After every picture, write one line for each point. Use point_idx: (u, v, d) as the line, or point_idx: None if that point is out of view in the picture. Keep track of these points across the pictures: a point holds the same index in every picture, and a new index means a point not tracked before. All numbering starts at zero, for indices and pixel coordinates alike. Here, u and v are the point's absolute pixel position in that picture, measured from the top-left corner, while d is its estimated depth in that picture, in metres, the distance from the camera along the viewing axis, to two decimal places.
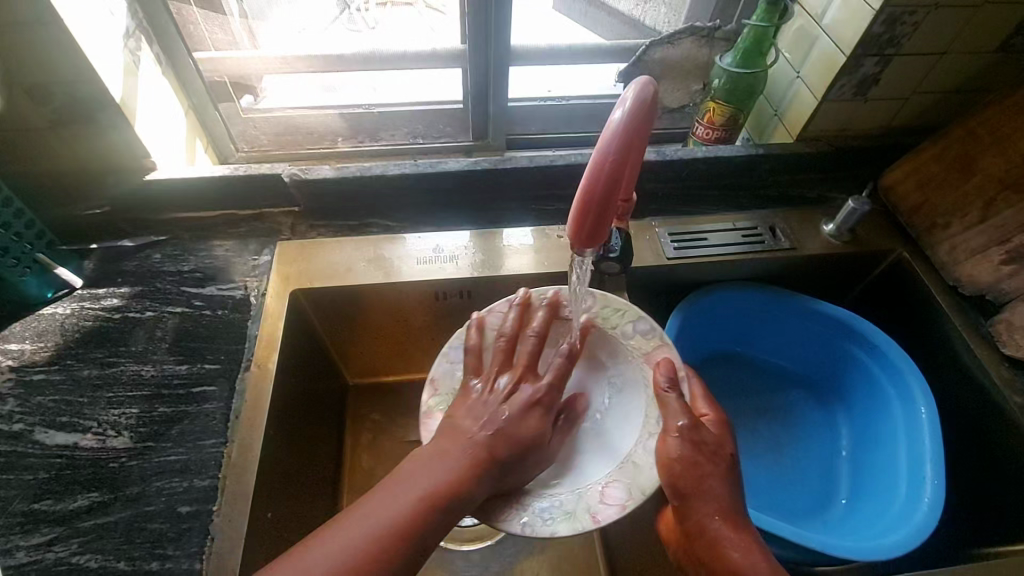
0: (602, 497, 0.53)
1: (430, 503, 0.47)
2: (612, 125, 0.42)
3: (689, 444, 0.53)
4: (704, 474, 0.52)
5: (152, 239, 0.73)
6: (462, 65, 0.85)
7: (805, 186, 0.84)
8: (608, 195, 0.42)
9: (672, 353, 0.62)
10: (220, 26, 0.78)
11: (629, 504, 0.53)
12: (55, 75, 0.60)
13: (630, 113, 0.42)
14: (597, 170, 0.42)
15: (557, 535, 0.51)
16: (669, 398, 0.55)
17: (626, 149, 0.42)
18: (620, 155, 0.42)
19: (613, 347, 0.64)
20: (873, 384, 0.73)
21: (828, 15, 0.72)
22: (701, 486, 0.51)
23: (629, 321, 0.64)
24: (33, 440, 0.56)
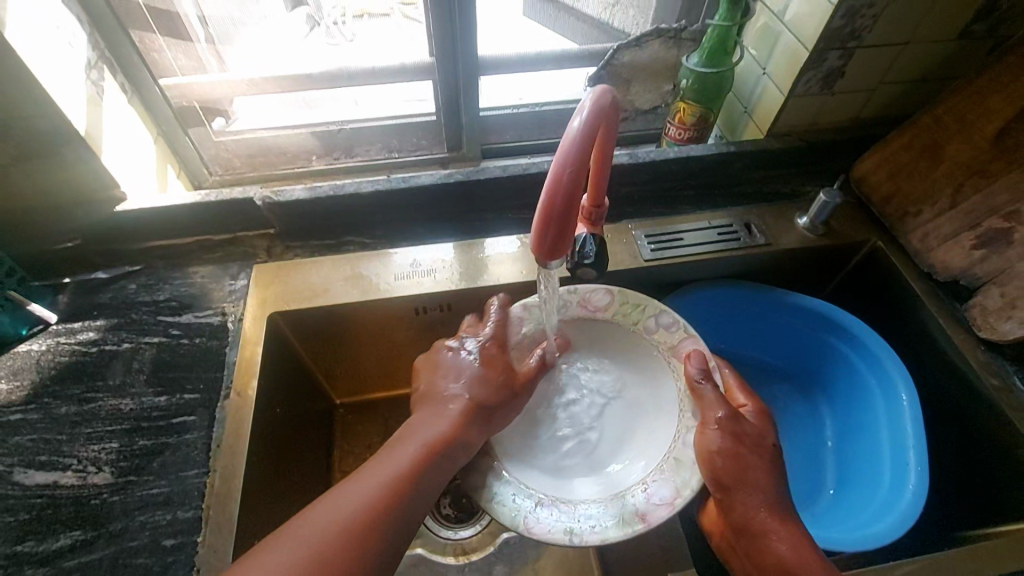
0: (648, 498, 0.55)
1: (430, 449, 0.52)
2: (570, 134, 0.42)
3: (729, 436, 0.55)
4: (746, 465, 0.54)
5: (126, 269, 0.73)
6: (431, 79, 0.85)
7: (778, 180, 0.85)
8: (568, 204, 0.42)
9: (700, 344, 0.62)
10: (185, 52, 0.78)
11: (678, 503, 0.54)
12: (16, 112, 0.59)
13: (588, 121, 0.42)
14: (557, 180, 0.42)
15: (608, 541, 0.52)
16: (702, 389, 0.58)
17: (585, 157, 0.42)
18: (578, 166, 0.42)
19: (631, 340, 0.66)
20: (855, 374, 0.74)
21: (789, 10, 0.73)
22: (744, 477, 0.54)
23: (652, 314, 0.65)
24: (12, 481, 0.56)
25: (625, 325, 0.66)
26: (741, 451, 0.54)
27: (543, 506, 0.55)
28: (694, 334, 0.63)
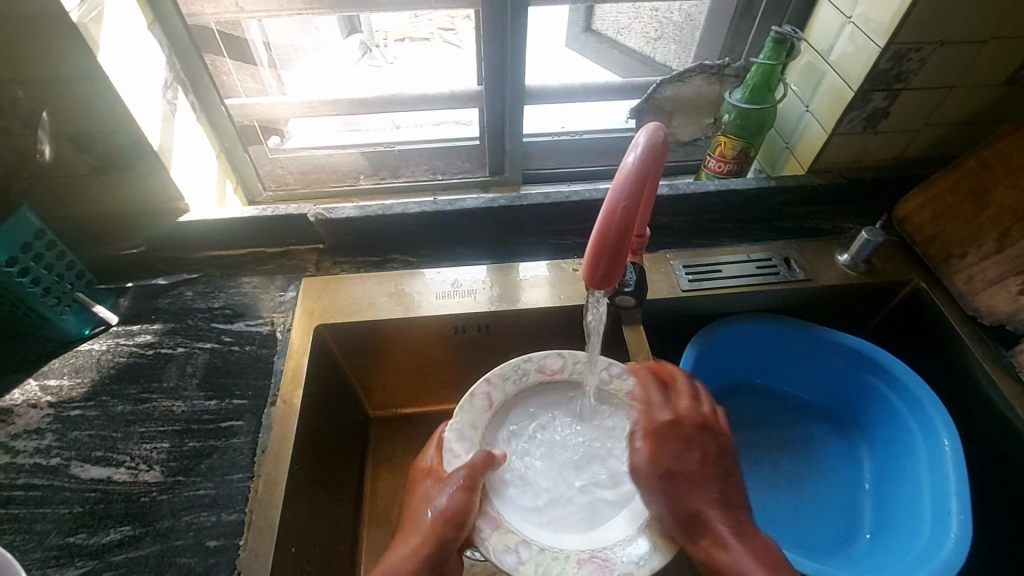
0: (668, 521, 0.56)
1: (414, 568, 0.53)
2: (624, 171, 0.44)
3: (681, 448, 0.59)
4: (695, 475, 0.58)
5: (184, 276, 0.76)
6: (479, 106, 0.88)
7: (818, 217, 0.85)
8: (621, 237, 0.44)
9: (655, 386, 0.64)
10: (252, 75, 0.83)
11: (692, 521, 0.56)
12: (99, 127, 0.64)
13: (642, 159, 0.44)
14: (610, 214, 0.43)
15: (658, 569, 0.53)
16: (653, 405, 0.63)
17: (639, 193, 0.44)
18: (632, 199, 0.43)
19: (582, 391, 0.68)
20: (895, 417, 0.73)
21: (834, 51, 0.74)
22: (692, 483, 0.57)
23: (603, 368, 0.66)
24: (69, 474, 0.59)
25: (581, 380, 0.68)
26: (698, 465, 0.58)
27: (580, 559, 0.55)
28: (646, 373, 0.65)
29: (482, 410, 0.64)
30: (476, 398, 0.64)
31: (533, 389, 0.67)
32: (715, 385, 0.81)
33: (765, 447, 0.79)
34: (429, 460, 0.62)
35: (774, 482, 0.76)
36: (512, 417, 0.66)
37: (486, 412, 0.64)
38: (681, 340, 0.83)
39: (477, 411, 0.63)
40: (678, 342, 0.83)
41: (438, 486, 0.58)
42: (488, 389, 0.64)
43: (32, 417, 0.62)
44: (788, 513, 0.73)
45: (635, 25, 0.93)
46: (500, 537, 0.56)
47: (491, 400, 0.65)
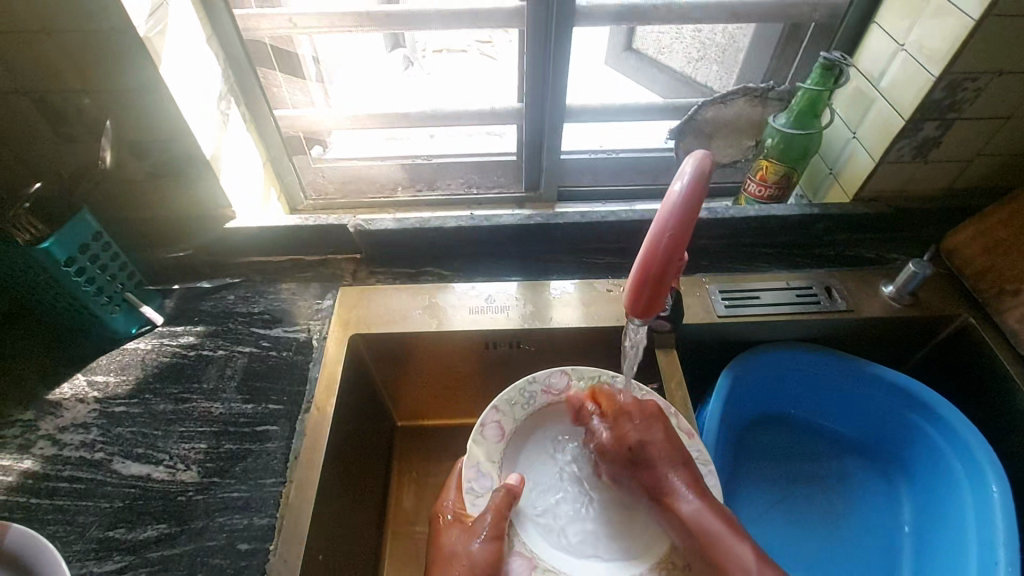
0: None
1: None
2: (670, 201, 0.44)
3: (620, 444, 0.60)
4: (643, 460, 0.58)
5: (226, 281, 0.79)
6: (518, 123, 0.89)
7: (862, 246, 0.83)
8: (663, 270, 0.45)
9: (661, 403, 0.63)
10: (301, 90, 0.87)
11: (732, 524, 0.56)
12: (156, 135, 0.66)
13: (688, 188, 0.44)
14: (653, 246, 0.45)
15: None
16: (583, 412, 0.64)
17: (683, 224, 0.44)
18: (677, 232, 0.44)
19: None
20: (939, 458, 0.70)
21: (885, 78, 0.72)
22: (641, 465, 0.58)
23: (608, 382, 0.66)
24: (111, 469, 0.61)
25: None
26: (641, 454, 0.58)
27: None
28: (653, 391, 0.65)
29: (496, 442, 0.63)
30: (488, 430, 0.63)
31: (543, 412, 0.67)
32: (747, 415, 0.79)
33: (798, 482, 0.77)
34: (449, 505, 0.60)
35: (806, 520, 0.74)
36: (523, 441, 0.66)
37: (500, 443, 0.64)
38: (714, 366, 0.81)
39: (491, 443, 0.63)
40: (711, 367, 0.82)
41: (463, 535, 0.56)
42: (498, 418, 0.64)
43: (79, 411, 0.65)
44: (821, 553, 0.71)
45: (676, 46, 0.93)
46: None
47: (503, 430, 0.64)
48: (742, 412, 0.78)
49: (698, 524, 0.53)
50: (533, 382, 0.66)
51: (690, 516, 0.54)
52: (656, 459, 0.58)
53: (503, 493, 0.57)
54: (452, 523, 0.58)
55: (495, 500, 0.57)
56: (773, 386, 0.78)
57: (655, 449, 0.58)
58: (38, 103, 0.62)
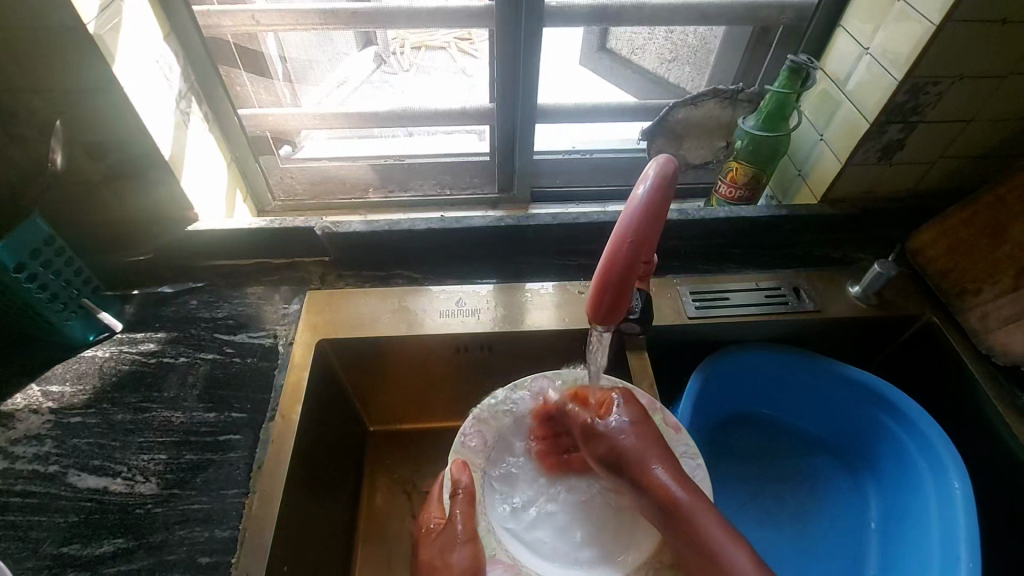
0: None
1: None
2: (633, 204, 0.44)
3: (599, 436, 0.55)
4: (625, 445, 0.53)
5: (189, 285, 0.77)
6: (490, 123, 0.88)
7: (829, 247, 0.84)
8: (624, 276, 0.46)
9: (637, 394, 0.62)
10: (265, 88, 0.85)
11: None
12: (113, 136, 0.64)
13: (652, 189, 0.44)
14: (615, 250, 0.45)
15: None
16: (573, 409, 0.59)
17: (647, 228, 0.45)
18: (638, 235, 0.44)
19: None
20: (902, 455, 0.71)
21: (850, 81, 0.73)
22: (623, 450, 0.53)
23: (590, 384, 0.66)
24: (66, 482, 0.59)
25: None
26: (623, 443, 0.53)
27: None
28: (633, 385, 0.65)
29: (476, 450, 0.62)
30: (469, 439, 0.62)
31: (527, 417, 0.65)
32: (716, 416, 0.80)
33: (767, 483, 0.77)
34: (431, 514, 0.59)
35: (774, 520, 0.75)
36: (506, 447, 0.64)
37: (481, 451, 0.62)
38: (685, 366, 0.82)
39: (472, 453, 0.61)
40: (682, 368, 0.82)
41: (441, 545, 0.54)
42: (479, 426, 0.63)
43: (33, 423, 0.63)
44: (788, 551, 0.72)
45: (649, 46, 0.92)
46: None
47: (486, 439, 0.62)
48: (711, 413, 0.79)
49: (687, 515, 0.48)
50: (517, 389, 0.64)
51: (679, 506, 0.48)
52: (639, 447, 0.52)
53: (463, 493, 0.57)
54: (434, 532, 0.56)
55: (458, 500, 0.56)
56: (750, 386, 0.79)
57: (636, 436, 0.53)
58: None
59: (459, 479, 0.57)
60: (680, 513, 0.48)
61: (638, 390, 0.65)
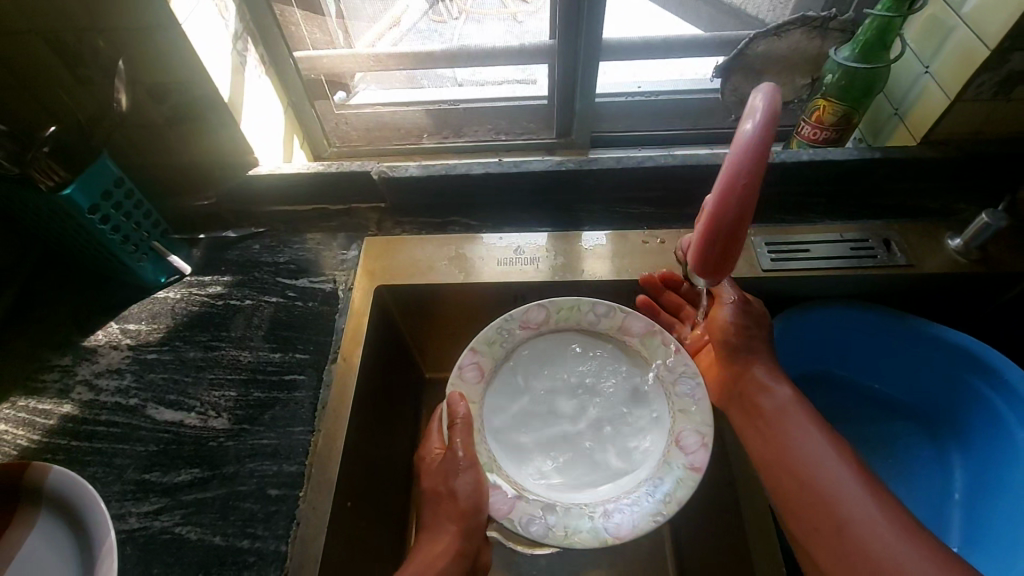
0: (684, 451, 0.57)
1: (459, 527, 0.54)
2: (737, 148, 0.42)
3: (732, 312, 0.62)
4: (749, 333, 0.61)
5: (252, 230, 0.78)
6: (550, 63, 0.83)
7: (926, 196, 0.76)
8: (730, 230, 0.46)
9: (637, 320, 0.64)
10: (319, 26, 0.81)
11: (708, 438, 0.57)
12: (172, 77, 0.64)
13: (759, 131, 0.41)
14: (719, 202, 0.45)
15: (683, 502, 0.53)
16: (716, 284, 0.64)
17: (752, 170, 0.42)
18: (750, 180, 0.43)
19: (562, 335, 0.66)
20: (999, 424, 0.65)
21: (968, 2, 0.63)
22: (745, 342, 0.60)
23: (587, 310, 0.64)
24: (146, 414, 0.62)
25: (570, 328, 0.65)
26: (748, 330, 0.61)
27: (609, 509, 0.55)
28: (631, 311, 0.64)
29: (473, 382, 0.61)
30: (466, 371, 0.61)
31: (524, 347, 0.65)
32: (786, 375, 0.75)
33: None
34: (429, 445, 0.60)
35: None
36: (502, 380, 0.64)
37: (478, 382, 0.62)
38: None
39: (469, 384, 0.61)
40: None
41: (444, 472, 0.56)
42: (475, 358, 0.62)
43: (113, 357, 0.66)
44: None
45: None
46: (524, 508, 0.55)
47: (483, 369, 0.62)
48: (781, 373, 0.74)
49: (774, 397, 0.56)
50: (511, 319, 0.62)
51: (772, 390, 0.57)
52: (755, 345, 0.60)
53: (461, 422, 0.57)
54: (436, 461, 0.58)
55: (456, 431, 0.56)
56: (816, 342, 0.73)
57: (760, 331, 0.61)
58: (52, 43, 0.60)
59: (457, 409, 0.57)
60: (777, 399, 0.56)
61: (637, 314, 0.64)
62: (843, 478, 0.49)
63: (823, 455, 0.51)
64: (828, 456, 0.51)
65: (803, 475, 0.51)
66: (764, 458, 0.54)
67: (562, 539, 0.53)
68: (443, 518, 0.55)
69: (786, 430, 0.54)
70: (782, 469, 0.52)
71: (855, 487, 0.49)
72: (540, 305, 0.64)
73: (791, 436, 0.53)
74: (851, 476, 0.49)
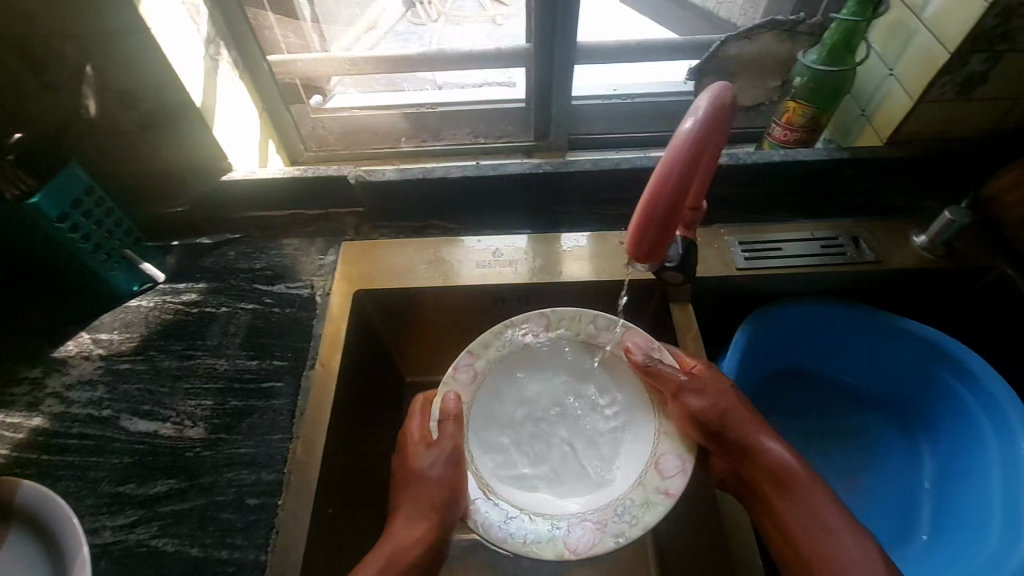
0: (661, 473, 0.56)
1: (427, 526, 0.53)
2: (679, 141, 0.46)
3: (699, 396, 0.58)
4: (727, 409, 0.57)
5: (227, 237, 0.77)
6: (526, 66, 0.83)
7: (893, 194, 0.78)
8: (666, 214, 0.46)
9: (638, 334, 0.63)
10: (293, 30, 0.80)
11: (688, 467, 0.56)
12: (143, 83, 0.63)
13: (700, 126, 0.45)
14: (659, 187, 0.46)
15: (649, 527, 0.53)
16: (658, 368, 0.60)
17: (689, 160, 0.45)
18: (686, 168, 0.45)
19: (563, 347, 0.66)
20: (965, 413, 0.67)
21: (929, 6, 0.65)
22: (731, 423, 0.57)
23: (588, 322, 0.64)
24: (119, 425, 0.61)
25: (571, 340, 0.65)
26: (710, 396, 0.58)
27: (574, 523, 0.55)
28: (632, 325, 0.64)
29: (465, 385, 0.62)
30: (459, 373, 0.62)
31: (528, 357, 0.66)
32: (762, 372, 0.76)
33: (816, 437, 0.75)
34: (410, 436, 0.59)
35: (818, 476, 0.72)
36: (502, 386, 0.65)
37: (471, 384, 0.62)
38: (731, 320, 0.79)
39: (462, 384, 0.62)
40: (727, 322, 0.79)
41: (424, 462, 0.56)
42: (470, 361, 0.62)
43: (85, 368, 0.65)
44: None
45: None
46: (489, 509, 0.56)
47: (476, 373, 0.62)
48: (757, 370, 0.75)
49: (759, 460, 0.55)
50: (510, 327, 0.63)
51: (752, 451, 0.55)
52: (743, 420, 0.57)
53: (451, 419, 0.57)
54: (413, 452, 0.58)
55: (446, 427, 0.57)
56: (790, 338, 0.75)
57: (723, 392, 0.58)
58: (17, 48, 0.59)
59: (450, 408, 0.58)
60: (794, 486, 0.53)
61: (637, 328, 0.63)
62: (843, 547, 0.49)
63: (821, 522, 0.51)
64: (827, 521, 0.51)
65: (804, 548, 0.51)
66: (773, 534, 0.53)
67: (520, 546, 0.53)
68: (419, 513, 0.54)
69: (778, 494, 0.54)
70: (786, 539, 0.52)
71: (854, 553, 0.49)
72: (535, 317, 0.64)
73: (784, 503, 0.53)
74: (850, 543, 0.49)
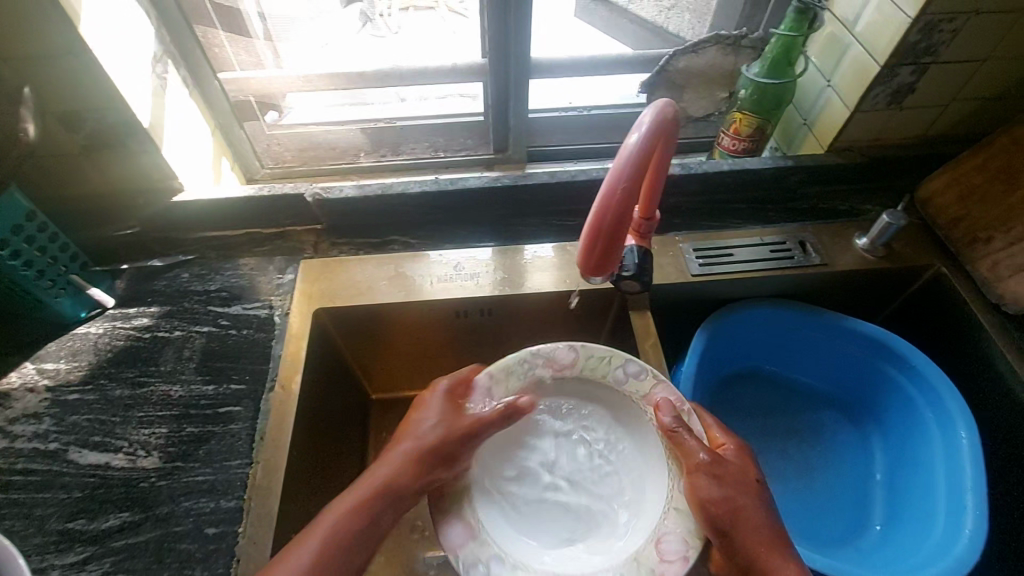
0: (660, 555, 0.52)
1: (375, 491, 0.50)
2: (626, 152, 0.47)
3: (716, 483, 0.51)
4: (742, 508, 0.51)
5: (179, 258, 0.75)
6: (481, 81, 0.84)
7: (836, 199, 0.82)
8: (614, 225, 0.48)
9: (669, 390, 0.59)
10: (244, 48, 0.79)
11: (692, 555, 0.52)
12: (86, 104, 0.61)
13: (645, 138, 0.47)
14: (606, 203, 0.48)
15: None
16: (680, 436, 0.54)
17: (635, 170, 0.47)
18: (632, 179, 0.47)
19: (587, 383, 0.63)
20: (910, 405, 0.71)
21: (859, 22, 0.69)
22: (745, 526, 0.50)
23: (616, 366, 0.62)
24: (68, 459, 0.58)
25: (595, 380, 0.63)
26: (729, 484, 0.51)
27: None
28: (664, 379, 0.60)
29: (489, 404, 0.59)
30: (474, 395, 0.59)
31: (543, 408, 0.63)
32: (719, 374, 0.79)
33: (776, 437, 0.77)
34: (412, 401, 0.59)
35: (781, 474, 0.74)
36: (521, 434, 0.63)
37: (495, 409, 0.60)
38: (690, 325, 0.81)
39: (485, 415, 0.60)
40: (685, 326, 0.81)
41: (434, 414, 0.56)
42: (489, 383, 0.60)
43: (30, 401, 0.62)
44: (794, 503, 0.71)
45: None
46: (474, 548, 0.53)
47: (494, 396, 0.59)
48: (714, 372, 0.78)
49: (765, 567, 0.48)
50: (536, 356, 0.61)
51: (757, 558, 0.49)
52: (760, 531, 0.50)
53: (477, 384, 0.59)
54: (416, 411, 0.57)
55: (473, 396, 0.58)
56: (744, 341, 0.77)
57: (746, 489, 0.51)
58: None
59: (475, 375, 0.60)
60: None
61: (669, 384, 0.60)
62: None
63: None
64: None
65: None
66: None
67: None
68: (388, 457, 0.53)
69: None
70: None
71: None
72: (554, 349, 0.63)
73: None
74: None
